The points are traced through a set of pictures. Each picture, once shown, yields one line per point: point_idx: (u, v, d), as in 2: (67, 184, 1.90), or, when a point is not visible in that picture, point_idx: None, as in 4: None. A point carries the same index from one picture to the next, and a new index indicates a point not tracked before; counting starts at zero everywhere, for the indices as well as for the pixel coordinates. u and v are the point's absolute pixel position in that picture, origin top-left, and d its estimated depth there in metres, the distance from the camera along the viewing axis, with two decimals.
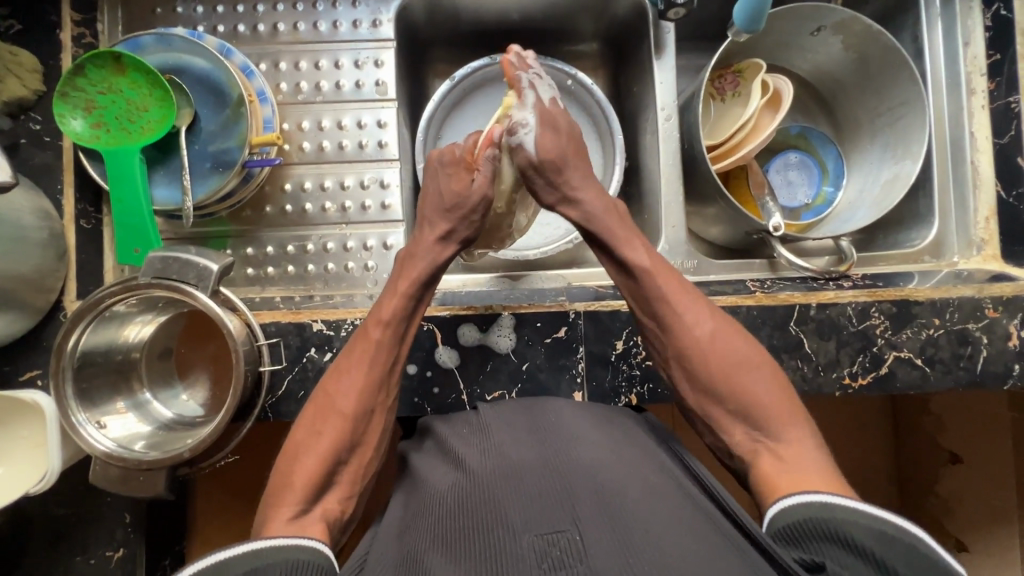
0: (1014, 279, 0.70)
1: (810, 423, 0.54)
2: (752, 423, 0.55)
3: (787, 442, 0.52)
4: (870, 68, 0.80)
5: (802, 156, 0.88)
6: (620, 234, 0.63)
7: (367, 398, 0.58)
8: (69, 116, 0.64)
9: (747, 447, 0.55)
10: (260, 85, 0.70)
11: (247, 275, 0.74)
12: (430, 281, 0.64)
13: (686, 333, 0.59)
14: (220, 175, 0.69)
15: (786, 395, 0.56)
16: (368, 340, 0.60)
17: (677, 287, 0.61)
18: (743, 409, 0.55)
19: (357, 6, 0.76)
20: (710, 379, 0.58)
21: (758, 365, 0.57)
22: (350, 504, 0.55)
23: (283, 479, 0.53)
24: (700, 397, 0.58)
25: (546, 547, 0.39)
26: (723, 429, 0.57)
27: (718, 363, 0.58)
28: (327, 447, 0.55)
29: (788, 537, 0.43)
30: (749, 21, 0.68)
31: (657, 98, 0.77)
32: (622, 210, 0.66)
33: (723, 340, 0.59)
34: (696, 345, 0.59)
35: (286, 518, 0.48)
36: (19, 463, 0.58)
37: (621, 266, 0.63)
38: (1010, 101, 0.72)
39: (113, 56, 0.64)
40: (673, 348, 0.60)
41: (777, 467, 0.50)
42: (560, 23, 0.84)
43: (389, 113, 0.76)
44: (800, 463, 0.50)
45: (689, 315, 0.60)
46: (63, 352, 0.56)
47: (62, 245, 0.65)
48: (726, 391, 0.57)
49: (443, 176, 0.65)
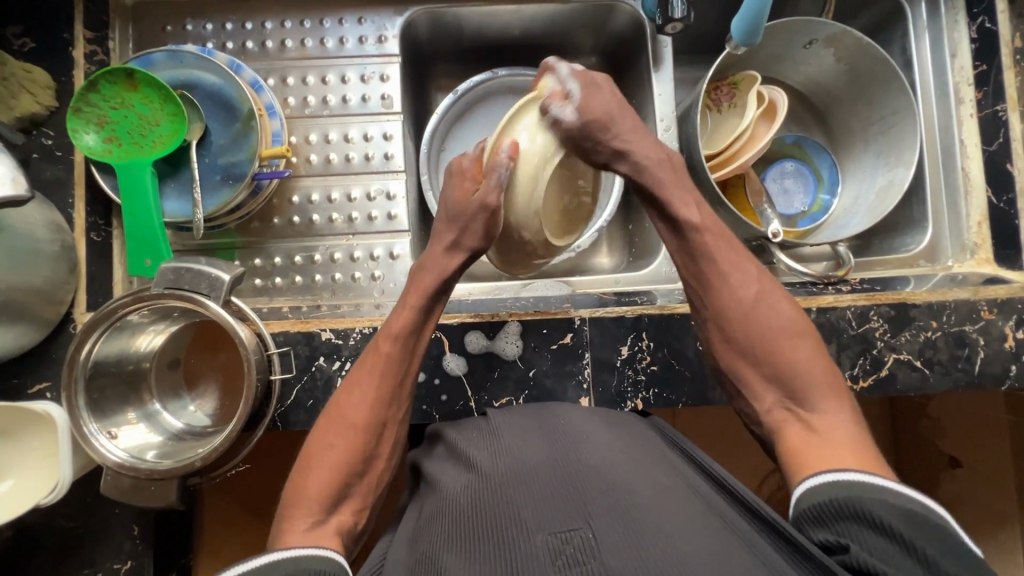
0: (1008, 282, 0.72)
1: (850, 403, 0.55)
2: (790, 395, 0.56)
3: (823, 414, 0.54)
4: (861, 79, 0.82)
5: (797, 165, 0.90)
6: (671, 186, 0.64)
7: (379, 410, 0.59)
8: (82, 131, 0.65)
9: (778, 415, 0.57)
10: (270, 99, 0.72)
11: (255, 286, 0.75)
12: (440, 294, 0.65)
13: (731, 293, 0.62)
14: (230, 188, 0.70)
15: (827, 371, 0.56)
16: (379, 354, 0.60)
17: (725, 247, 0.63)
18: (781, 373, 0.57)
19: (363, 22, 0.78)
20: (747, 346, 0.60)
21: (802, 333, 0.59)
22: (364, 515, 0.56)
23: (297, 494, 0.53)
24: (737, 357, 0.60)
25: (560, 544, 0.39)
26: (757, 397, 0.59)
27: (763, 327, 0.60)
28: (340, 461, 0.56)
29: (816, 519, 0.44)
30: (746, 35, 0.70)
31: (657, 110, 0.79)
32: (652, 187, 0.64)
33: (768, 302, 0.61)
34: (738, 304, 0.61)
35: (301, 530, 0.50)
36: (30, 475, 0.58)
37: (670, 223, 0.65)
38: (998, 109, 0.75)
39: (125, 72, 0.66)
40: (714, 305, 0.62)
41: (812, 441, 0.52)
42: (560, 37, 0.86)
43: (394, 126, 0.78)
44: (834, 431, 0.51)
45: (733, 275, 0.62)
46: (76, 362, 0.57)
47: (73, 257, 0.66)
48: (764, 361, 0.59)
49: (449, 184, 0.66)
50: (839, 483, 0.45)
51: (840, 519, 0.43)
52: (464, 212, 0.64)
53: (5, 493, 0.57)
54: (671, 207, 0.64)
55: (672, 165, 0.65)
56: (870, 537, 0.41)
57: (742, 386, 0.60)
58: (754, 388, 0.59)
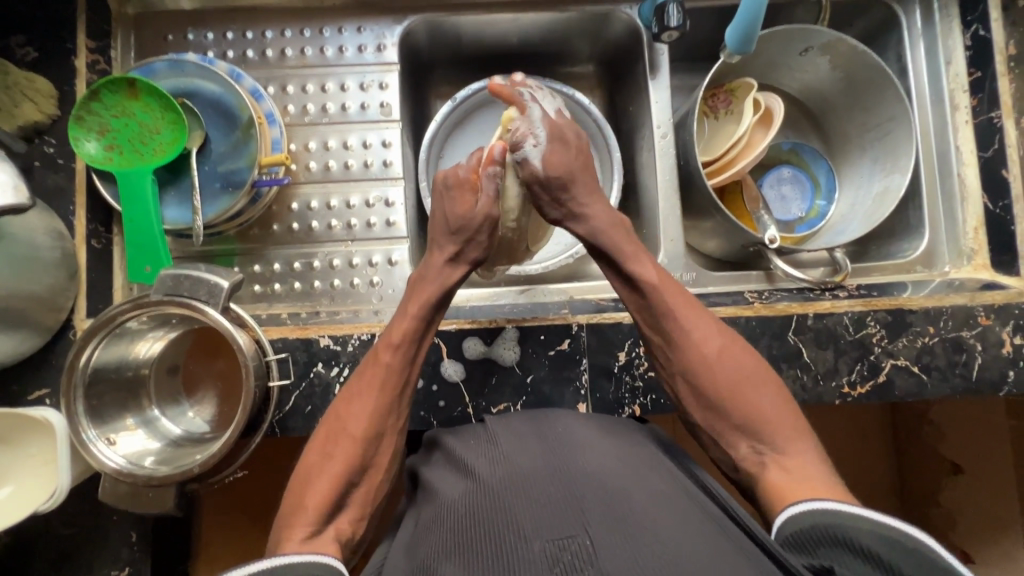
0: (1005, 287, 0.72)
1: (814, 439, 0.57)
2: (759, 439, 0.57)
3: (792, 454, 0.55)
4: (857, 86, 0.83)
5: (794, 171, 0.91)
6: (626, 250, 0.65)
7: (377, 421, 0.59)
8: (84, 139, 0.66)
9: (752, 461, 0.57)
10: (269, 107, 0.72)
11: (254, 292, 0.75)
12: (440, 303, 0.65)
13: (694, 347, 0.61)
14: (230, 195, 0.71)
15: (790, 412, 0.58)
16: (379, 365, 0.61)
17: (684, 301, 0.63)
18: (748, 423, 0.58)
19: (362, 31, 0.79)
20: (715, 400, 0.60)
21: (764, 381, 0.60)
22: (361, 525, 0.56)
23: (295, 503, 0.53)
24: (704, 411, 0.61)
25: (557, 552, 0.39)
26: (731, 446, 0.59)
27: (725, 379, 0.60)
28: (338, 470, 0.56)
29: (799, 545, 0.44)
30: (740, 43, 0.71)
31: (654, 117, 0.80)
32: (607, 247, 0.65)
33: (730, 355, 0.61)
34: (704, 360, 0.61)
35: (300, 538, 0.50)
36: (27, 481, 0.58)
37: (631, 285, 0.65)
38: (994, 116, 0.75)
39: (127, 81, 0.66)
40: (679, 362, 0.62)
41: (785, 478, 0.53)
42: (558, 46, 0.87)
43: (393, 133, 0.78)
44: (806, 469, 0.53)
45: (698, 330, 0.62)
46: (75, 368, 0.57)
47: (74, 264, 0.66)
48: (732, 412, 0.59)
49: (448, 198, 0.65)
50: (818, 510, 0.45)
51: (819, 542, 0.43)
52: (472, 220, 0.64)
53: (4, 499, 0.57)
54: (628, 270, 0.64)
55: (625, 229, 0.67)
56: (849, 561, 0.41)
57: (715, 434, 0.61)
58: (726, 437, 0.60)
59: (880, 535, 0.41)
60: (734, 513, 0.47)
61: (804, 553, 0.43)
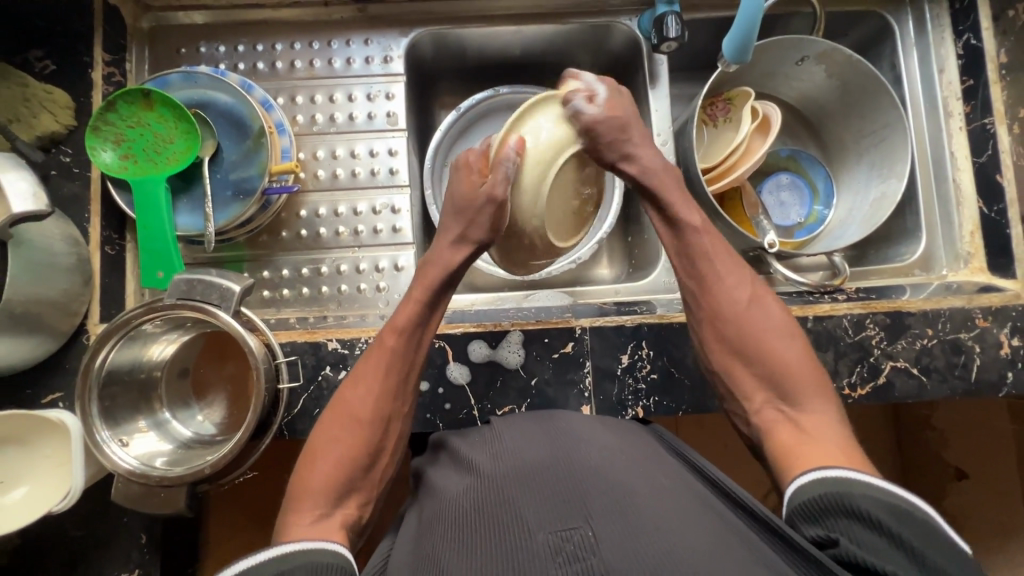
0: (1002, 290, 0.73)
1: (835, 403, 0.57)
2: (777, 393, 0.58)
3: (809, 412, 0.56)
4: (852, 94, 0.85)
5: (793, 177, 0.92)
6: (675, 197, 0.66)
7: (383, 405, 0.60)
8: (100, 148, 0.68)
9: (769, 415, 0.58)
10: (279, 117, 0.74)
11: (263, 298, 0.77)
12: (443, 288, 0.66)
13: (726, 297, 0.63)
14: (240, 203, 0.72)
15: (814, 371, 0.59)
16: (384, 348, 0.62)
17: (720, 248, 0.66)
18: (770, 372, 0.59)
19: (369, 44, 0.81)
20: (740, 345, 0.61)
21: (792, 336, 0.61)
22: (368, 509, 0.57)
23: (302, 487, 0.55)
24: (728, 356, 0.62)
25: (560, 542, 0.40)
26: (745, 397, 0.60)
27: (754, 326, 0.62)
28: (345, 454, 0.57)
29: (808, 515, 0.45)
30: (737, 53, 0.72)
31: (654, 125, 0.82)
32: (651, 185, 0.66)
33: (761, 305, 0.63)
34: (733, 304, 0.63)
35: (306, 523, 0.51)
36: (42, 482, 0.59)
37: (669, 225, 0.67)
38: (986, 122, 0.76)
39: (142, 92, 0.69)
40: (709, 308, 0.63)
41: (800, 439, 0.53)
42: (559, 57, 0.89)
43: (399, 142, 0.80)
44: (821, 431, 0.53)
45: (729, 277, 0.64)
46: (90, 370, 0.58)
47: (88, 270, 0.68)
48: (756, 360, 0.60)
49: (455, 178, 0.66)
50: (829, 478, 0.46)
51: (827, 513, 0.44)
52: (471, 205, 0.63)
53: (18, 499, 0.58)
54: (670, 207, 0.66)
55: (676, 177, 0.68)
56: (856, 530, 0.42)
57: (732, 386, 0.61)
58: (745, 387, 0.60)
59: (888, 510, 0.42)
60: (735, 506, 0.48)
61: (813, 523, 0.44)
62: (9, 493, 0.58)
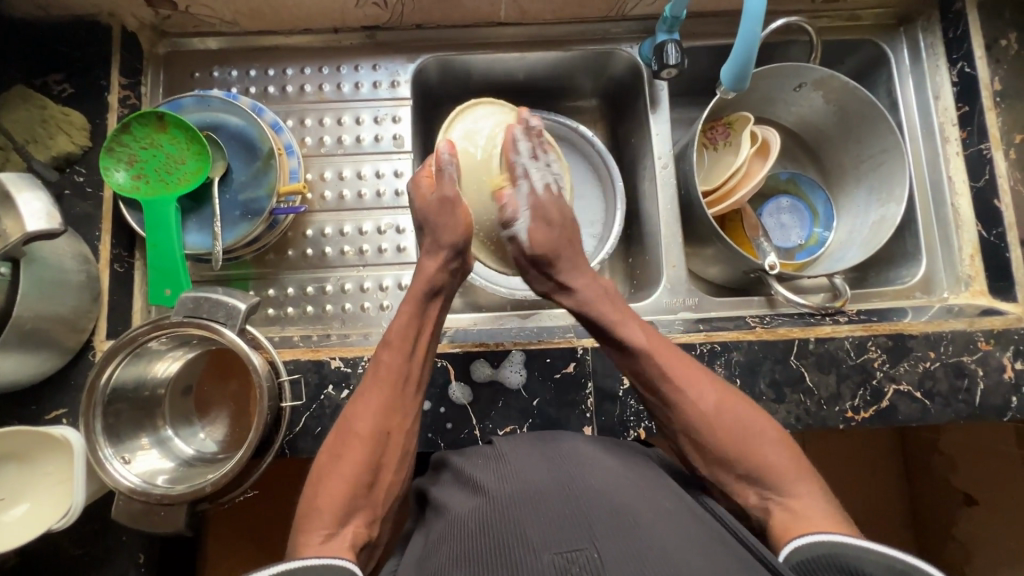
0: (1003, 313, 0.73)
1: (818, 480, 0.55)
2: (764, 487, 0.55)
3: (798, 496, 0.53)
4: (850, 120, 0.86)
5: (793, 200, 0.93)
6: (614, 318, 0.64)
7: (382, 418, 0.60)
8: (113, 169, 0.70)
9: (762, 509, 0.55)
10: (288, 139, 0.76)
11: (267, 315, 0.78)
12: (430, 299, 0.65)
13: (690, 407, 0.60)
14: (248, 222, 0.74)
15: (791, 454, 0.56)
16: (380, 364, 0.62)
17: (677, 361, 0.62)
18: (753, 472, 0.56)
19: (377, 69, 0.84)
20: (719, 451, 0.57)
21: (764, 430, 0.58)
22: (376, 527, 0.57)
23: (309, 507, 0.54)
24: (713, 465, 0.58)
25: (566, 563, 0.40)
26: (738, 495, 0.57)
27: (727, 430, 0.58)
28: (349, 471, 0.56)
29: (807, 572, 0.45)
30: (735, 80, 0.74)
31: (655, 149, 0.83)
32: (592, 317, 0.65)
33: (726, 407, 0.60)
34: (700, 413, 0.59)
35: (317, 543, 0.51)
36: (44, 498, 0.59)
37: (619, 350, 0.64)
38: (982, 148, 0.78)
39: (155, 115, 0.71)
40: (678, 417, 0.60)
41: (791, 521, 0.51)
42: (563, 82, 0.91)
43: (405, 164, 0.82)
44: (810, 510, 0.51)
45: (690, 386, 0.61)
46: (96, 386, 0.59)
47: (97, 287, 0.69)
48: (736, 462, 0.57)
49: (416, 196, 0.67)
50: (823, 540, 0.47)
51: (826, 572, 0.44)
52: (431, 212, 0.64)
53: (20, 516, 0.58)
54: (615, 334, 0.63)
55: (612, 298, 0.66)
56: None
57: (721, 488, 0.58)
58: (732, 487, 0.57)
59: (883, 563, 0.42)
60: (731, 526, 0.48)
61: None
62: (11, 509, 0.59)
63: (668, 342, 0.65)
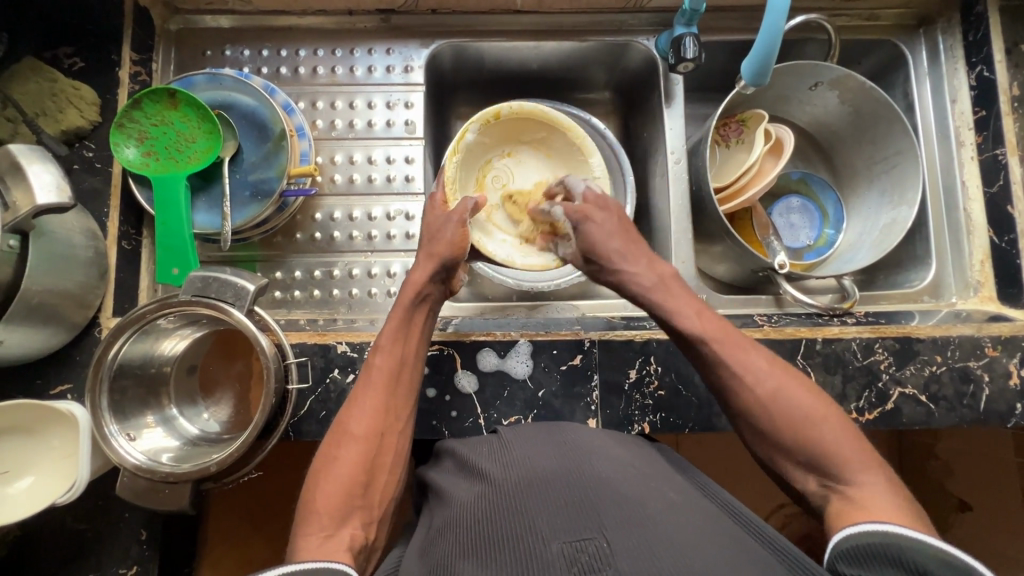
0: (1011, 320, 0.73)
1: (885, 469, 0.51)
2: (823, 473, 0.52)
3: (859, 486, 0.50)
4: (865, 121, 0.86)
5: (803, 201, 0.93)
6: (671, 305, 0.65)
7: (377, 420, 0.59)
8: (124, 145, 0.69)
9: (820, 495, 0.52)
10: (300, 121, 0.75)
11: (274, 298, 0.77)
12: (417, 303, 0.66)
13: (745, 390, 0.58)
14: (258, 203, 0.73)
15: (856, 442, 0.53)
16: (372, 368, 0.62)
17: (731, 339, 0.61)
18: (812, 459, 0.53)
19: (391, 53, 0.83)
20: (779, 438, 0.55)
21: (823, 414, 0.55)
22: (372, 529, 0.55)
23: (309, 508, 0.53)
24: (772, 449, 0.56)
25: (574, 552, 0.40)
26: (797, 479, 0.55)
27: (784, 415, 0.55)
28: (344, 473, 0.55)
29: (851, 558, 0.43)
30: (755, 75, 0.73)
31: (667, 144, 0.83)
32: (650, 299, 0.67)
33: (784, 394, 0.56)
34: (756, 400, 0.57)
35: (314, 546, 0.49)
36: (48, 472, 0.59)
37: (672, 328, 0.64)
38: (997, 153, 0.77)
39: (168, 92, 0.70)
40: (734, 403, 0.59)
41: (846, 507, 0.49)
42: (577, 73, 0.90)
43: (416, 150, 0.81)
44: (869, 501, 0.48)
45: (745, 369, 0.59)
46: (102, 362, 0.58)
47: (104, 263, 0.68)
48: (796, 449, 0.54)
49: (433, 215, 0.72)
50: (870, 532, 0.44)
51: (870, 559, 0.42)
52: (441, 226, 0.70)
53: (25, 489, 0.59)
54: (669, 316, 0.64)
55: (673, 280, 0.68)
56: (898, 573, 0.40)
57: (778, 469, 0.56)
58: (791, 472, 0.55)
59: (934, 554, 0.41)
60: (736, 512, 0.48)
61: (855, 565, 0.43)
62: (16, 482, 0.59)
63: (729, 324, 0.63)
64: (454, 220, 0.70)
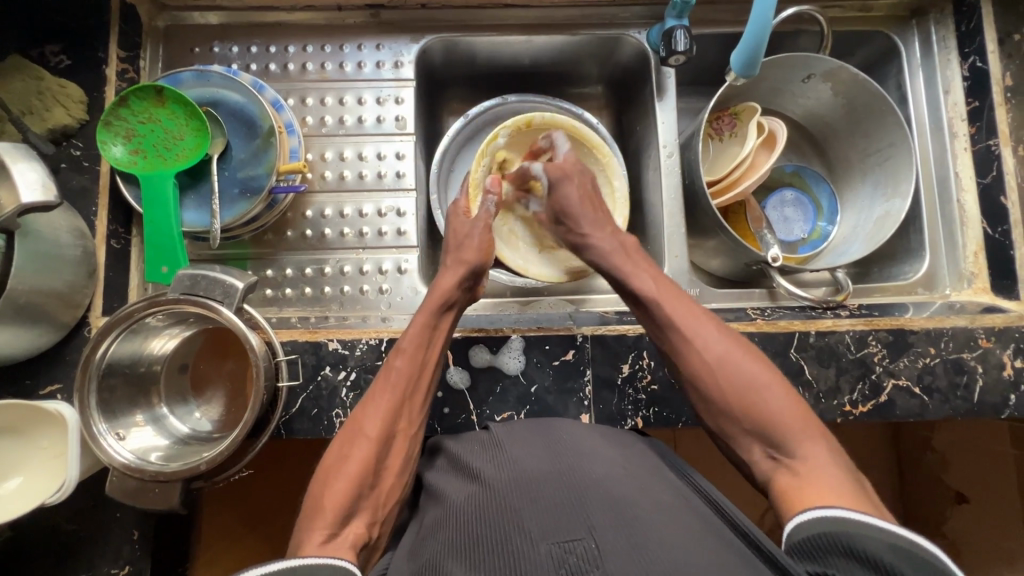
0: (1005, 311, 0.73)
1: (828, 440, 0.52)
2: (768, 441, 0.54)
3: (804, 459, 0.51)
4: (858, 112, 0.85)
5: (797, 194, 0.92)
6: (626, 268, 0.67)
7: (391, 421, 0.59)
8: (111, 143, 0.69)
9: (766, 467, 0.54)
10: (289, 118, 0.75)
11: (265, 296, 0.77)
12: (442, 309, 0.66)
13: (695, 357, 0.59)
14: (247, 201, 0.73)
15: (800, 411, 0.54)
16: (392, 371, 0.62)
17: (686, 309, 0.62)
18: (756, 425, 0.54)
19: (381, 48, 0.82)
20: (724, 406, 0.57)
21: (769, 381, 0.56)
22: (377, 528, 0.55)
23: (313, 507, 0.53)
24: (722, 419, 0.57)
25: (563, 554, 0.40)
26: (742, 449, 0.56)
27: (730, 381, 0.57)
28: (355, 471, 0.55)
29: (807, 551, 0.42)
30: (745, 67, 0.73)
31: (660, 138, 0.82)
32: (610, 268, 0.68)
33: (733, 363, 0.57)
34: (704, 366, 0.58)
35: (318, 542, 0.48)
36: (37, 473, 0.59)
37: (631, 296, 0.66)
38: (990, 144, 0.77)
39: (155, 89, 0.69)
40: (684, 368, 0.60)
41: (792, 482, 0.50)
42: (568, 67, 0.90)
43: (407, 146, 0.81)
44: (813, 474, 0.49)
45: (699, 335, 0.60)
46: (90, 362, 0.58)
47: (93, 262, 0.68)
48: (743, 417, 0.55)
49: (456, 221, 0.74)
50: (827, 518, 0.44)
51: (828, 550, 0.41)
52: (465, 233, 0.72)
53: (14, 489, 0.58)
54: (628, 284, 0.66)
55: (631, 251, 0.69)
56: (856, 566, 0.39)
57: (728, 439, 0.57)
58: (738, 441, 0.56)
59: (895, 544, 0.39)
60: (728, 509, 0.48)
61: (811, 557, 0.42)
62: (5, 482, 0.59)
63: (682, 293, 0.65)
64: (479, 228, 0.72)
